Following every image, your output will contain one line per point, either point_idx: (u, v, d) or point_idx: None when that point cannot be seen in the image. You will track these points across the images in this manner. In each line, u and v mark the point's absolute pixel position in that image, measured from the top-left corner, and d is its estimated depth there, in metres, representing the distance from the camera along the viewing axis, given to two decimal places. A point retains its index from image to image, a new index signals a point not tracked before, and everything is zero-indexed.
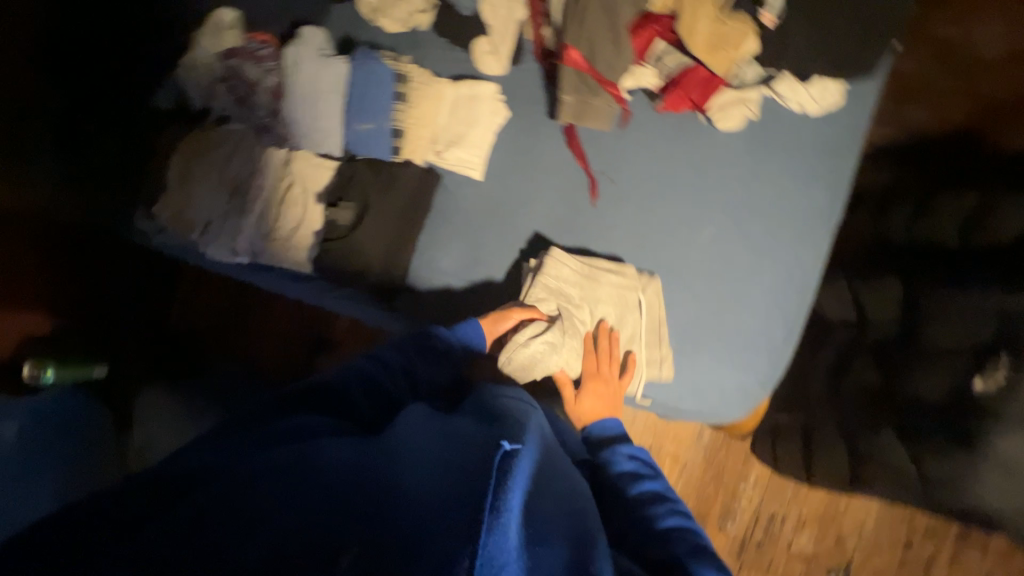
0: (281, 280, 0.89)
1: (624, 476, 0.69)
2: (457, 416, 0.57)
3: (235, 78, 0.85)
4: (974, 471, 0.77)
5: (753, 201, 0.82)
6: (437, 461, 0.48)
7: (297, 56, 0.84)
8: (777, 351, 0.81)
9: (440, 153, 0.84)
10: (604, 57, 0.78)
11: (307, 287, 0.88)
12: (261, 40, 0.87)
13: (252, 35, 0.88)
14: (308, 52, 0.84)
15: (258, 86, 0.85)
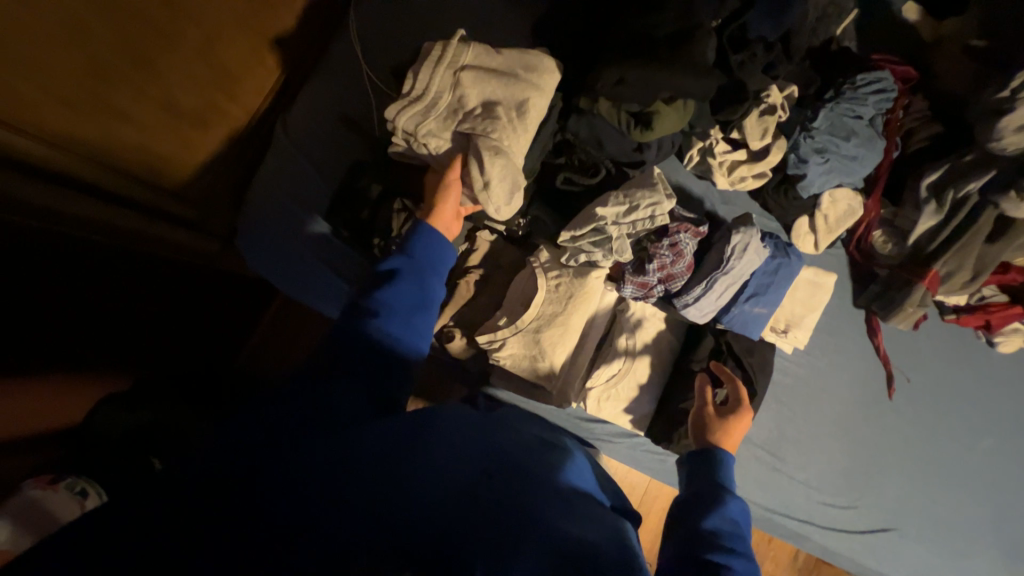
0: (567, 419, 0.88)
1: (724, 525, 0.52)
2: (501, 438, 0.58)
3: (671, 250, 0.73)
4: None
5: (1007, 418, 0.93)
6: (460, 470, 0.49)
7: (736, 247, 0.73)
8: (1009, 552, 0.89)
9: (779, 332, 0.86)
10: (954, 284, 0.84)
11: (598, 430, 0.88)
12: (686, 228, 0.74)
13: (678, 222, 0.74)
14: (745, 246, 0.73)
15: (685, 258, 0.74)
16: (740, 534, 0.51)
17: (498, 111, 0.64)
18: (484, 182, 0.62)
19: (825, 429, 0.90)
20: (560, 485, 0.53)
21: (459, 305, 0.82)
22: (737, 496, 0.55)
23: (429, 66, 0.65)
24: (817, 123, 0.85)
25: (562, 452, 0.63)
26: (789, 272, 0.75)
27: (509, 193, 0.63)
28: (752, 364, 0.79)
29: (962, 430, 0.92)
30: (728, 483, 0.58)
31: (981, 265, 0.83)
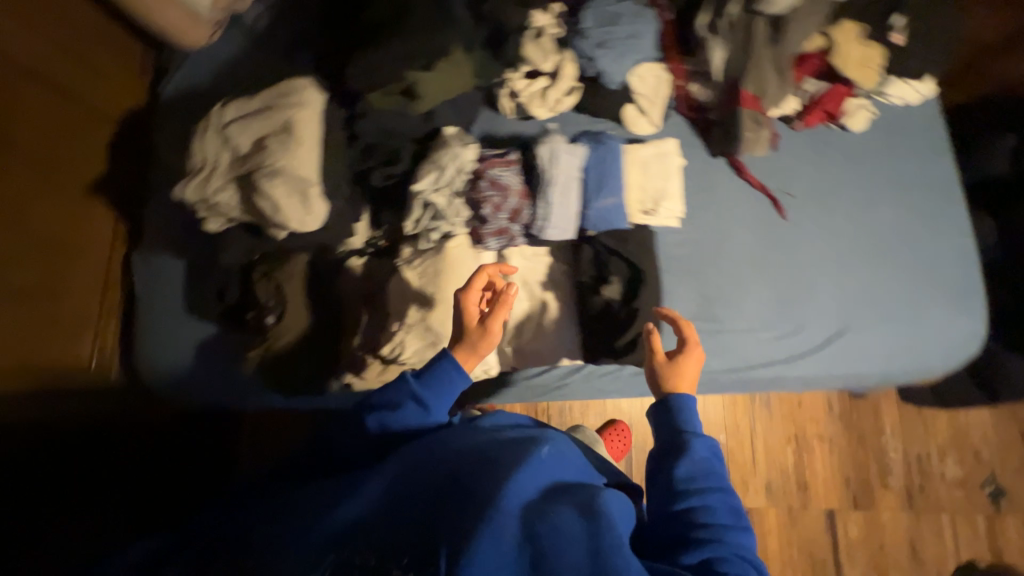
0: (515, 388, 0.85)
1: (693, 469, 0.60)
2: (472, 455, 0.53)
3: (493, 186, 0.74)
4: None
5: (892, 181, 0.97)
6: (418, 494, 0.49)
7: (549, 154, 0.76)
8: (955, 293, 0.92)
9: (651, 211, 0.88)
10: (773, 92, 0.88)
11: (549, 384, 0.85)
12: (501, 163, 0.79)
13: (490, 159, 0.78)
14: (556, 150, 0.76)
15: (514, 190, 0.75)
16: (708, 481, 0.60)
17: (266, 142, 0.68)
18: (274, 204, 0.66)
19: (744, 274, 0.92)
20: (545, 495, 0.49)
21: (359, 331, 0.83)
22: (698, 435, 0.62)
23: (198, 138, 0.70)
24: (586, 23, 0.91)
25: (539, 440, 0.58)
26: (611, 150, 0.78)
27: (302, 204, 0.67)
28: (633, 248, 0.81)
29: (861, 214, 0.95)
30: (689, 425, 0.64)
31: (779, 66, 0.87)
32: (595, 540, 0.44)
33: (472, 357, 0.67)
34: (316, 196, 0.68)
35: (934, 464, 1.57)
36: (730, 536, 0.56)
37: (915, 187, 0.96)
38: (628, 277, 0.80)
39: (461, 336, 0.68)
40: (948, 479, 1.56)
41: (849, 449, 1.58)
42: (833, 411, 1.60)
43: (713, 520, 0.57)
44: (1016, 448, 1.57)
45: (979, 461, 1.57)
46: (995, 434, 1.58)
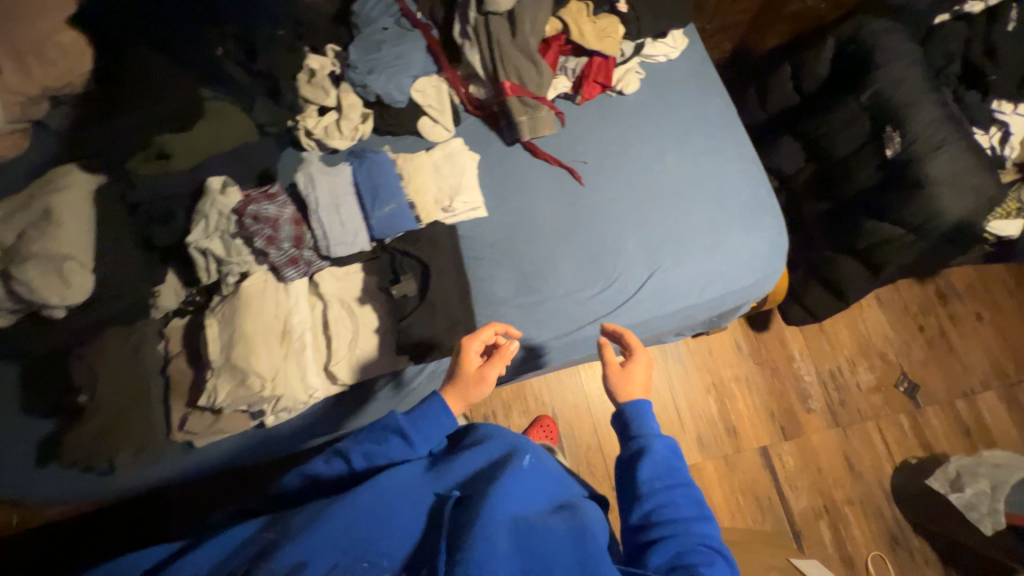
0: (358, 400, 0.88)
1: (657, 469, 0.66)
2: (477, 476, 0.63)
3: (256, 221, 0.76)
4: (932, 198, 0.93)
5: (674, 129, 1.04)
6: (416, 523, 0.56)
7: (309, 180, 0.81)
8: (752, 212, 0.98)
9: (449, 206, 0.94)
10: (531, 77, 0.95)
11: (387, 390, 0.88)
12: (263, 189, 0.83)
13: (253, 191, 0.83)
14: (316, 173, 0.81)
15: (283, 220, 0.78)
16: (665, 488, 0.65)
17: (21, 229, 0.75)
18: (31, 288, 0.74)
19: (556, 243, 0.98)
20: (528, 509, 0.59)
21: (188, 385, 0.83)
22: (659, 437, 0.69)
23: None
24: (352, 55, 0.97)
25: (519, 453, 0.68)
26: (372, 162, 0.85)
27: (60, 284, 0.75)
28: (425, 246, 0.87)
29: (651, 164, 1.02)
30: (643, 429, 0.70)
31: (528, 52, 0.94)
32: (578, 548, 0.55)
33: (460, 400, 0.75)
34: (74, 273, 0.76)
35: (848, 376, 1.62)
36: (697, 520, 0.62)
37: (692, 127, 1.04)
38: (421, 276, 0.84)
39: (455, 376, 0.77)
40: (863, 388, 1.61)
41: (765, 384, 1.62)
42: (743, 351, 1.64)
43: (670, 518, 0.63)
44: (915, 341, 1.64)
45: (887, 362, 1.63)
46: (894, 335, 1.65)
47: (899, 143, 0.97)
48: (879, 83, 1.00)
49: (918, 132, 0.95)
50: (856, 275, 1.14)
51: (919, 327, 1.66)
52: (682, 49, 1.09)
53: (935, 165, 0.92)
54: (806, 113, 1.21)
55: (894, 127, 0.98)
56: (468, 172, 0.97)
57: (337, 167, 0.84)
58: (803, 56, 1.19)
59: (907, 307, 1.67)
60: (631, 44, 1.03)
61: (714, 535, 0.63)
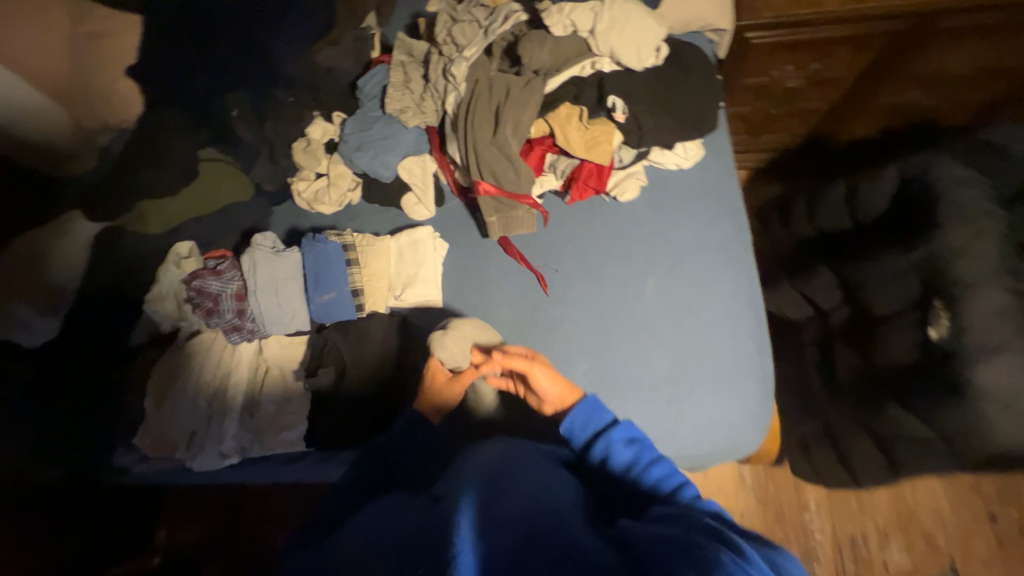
0: (277, 466, 0.91)
1: (627, 452, 0.69)
2: (484, 465, 0.63)
3: (198, 295, 0.82)
4: (973, 412, 0.72)
5: (670, 248, 0.93)
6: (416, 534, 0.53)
7: (253, 261, 0.83)
8: (740, 365, 0.84)
9: (398, 295, 0.92)
10: (508, 180, 0.90)
11: (305, 463, 0.90)
12: (223, 256, 0.87)
13: (214, 255, 0.87)
14: (262, 255, 0.83)
15: (222, 296, 0.82)
16: (639, 460, 0.67)
17: (45, 261, 0.83)
18: (27, 330, 0.81)
19: (506, 352, 0.92)
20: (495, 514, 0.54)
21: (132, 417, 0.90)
22: (613, 425, 0.71)
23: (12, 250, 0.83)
24: (346, 129, 1.00)
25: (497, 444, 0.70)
26: (317, 250, 0.85)
27: (46, 330, 0.83)
28: (356, 339, 0.87)
29: (631, 282, 0.92)
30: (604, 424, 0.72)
31: (506, 152, 0.89)
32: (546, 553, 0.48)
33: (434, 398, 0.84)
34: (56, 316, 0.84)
35: (874, 549, 1.33)
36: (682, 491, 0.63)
37: (687, 251, 0.92)
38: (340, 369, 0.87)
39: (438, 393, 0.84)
40: (891, 569, 1.31)
41: (766, 530, 1.37)
42: (745, 483, 1.41)
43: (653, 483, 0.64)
44: (979, 534, 1.30)
45: (933, 548, 1.31)
46: (955, 515, 1.32)
47: (946, 327, 0.76)
48: (936, 244, 0.80)
49: (972, 320, 0.73)
50: (872, 459, 0.93)
51: (992, 514, 1.31)
52: (697, 160, 0.96)
53: (982, 375, 0.72)
54: (851, 245, 1.02)
55: (945, 304, 0.77)
56: (434, 258, 0.95)
57: (287, 250, 0.85)
58: (857, 179, 1.01)
59: (979, 482, 1.33)
60: (632, 151, 0.93)
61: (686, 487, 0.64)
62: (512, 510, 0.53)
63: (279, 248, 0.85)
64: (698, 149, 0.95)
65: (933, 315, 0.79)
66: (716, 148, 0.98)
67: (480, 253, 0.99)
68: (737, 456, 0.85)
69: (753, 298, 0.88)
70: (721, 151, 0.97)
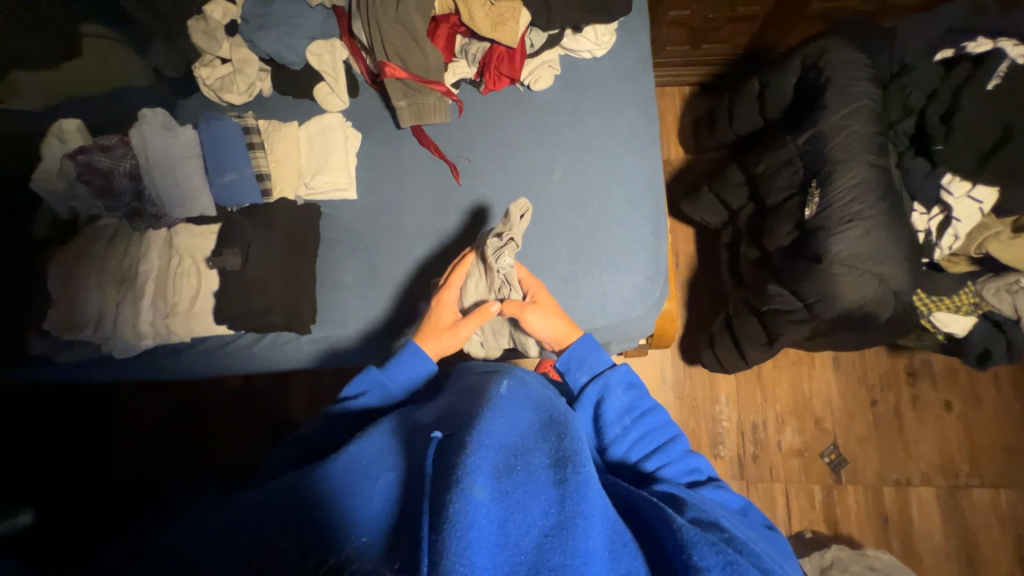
0: (197, 355, 0.93)
1: (631, 395, 0.71)
2: (476, 396, 0.57)
3: (88, 171, 0.81)
4: (831, 278, 0.79)
5: (578, 137, 0.94)
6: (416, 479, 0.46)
7: (142, 137, 0.81)
8: (637, 246, 0.90)
9: (309, 183, 0.92)
10: (415, 60, 0.89)
11: (226, 351, 0.92)
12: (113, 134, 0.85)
13: (102, 134, 0.85)
14: (152, 130, 0.82)
15: (115, 174, 0.82)
16: (634, 419, 0.70)
17: None
18: None
19: (418, 241, 0.95)
20: (506, 448, 0.48)
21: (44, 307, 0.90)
22: (619, 367, 0.72)
23: None
24: (245, 8, 0.94)
25: (504, 382, 0.60)
26: (215, 128, 0.84)
27: None
28: (262, 222, 0.88)
29: (541, 172, 0.94)
30: (610, 365, 0.73)
31: (411, 31, 0.88)
32: (562, 504, 0.43)
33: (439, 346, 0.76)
34: None
35: (772, 432, 1.50)
36: (673, 445, 0.69)
37: (595, 141, 0.94)
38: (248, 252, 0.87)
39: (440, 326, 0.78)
40: (784, 448, 1.49)
41: (681, 421, 1.52)
42: (666, 381, 1.53)
43: (645, 451, 0.68)
44: (861, 415, 1.48)
45: (821, 429, 1.49)
46: (843, 402, 1.50)
47: (817, 204, 0.82)
48: (819, 127, 0.84)
49: (836, 196, 0.80)
50: (756, 338, 1.03)
51: (874, 401, 1.49)
52: (610, 48, 0.96)
53: (841, 242, 0.78)
54: (759, 143, 1.06)
55: (819, 183, 0.83)
56: (346, 147, 0.94)
57: (181, 127, 0.84)
58: (767, 75, 1.03)
59: (866, 375, 1.50)
60: (542, 35, 0.93)
61: (676, 439, 0.70)
62: (516, 453, 0.47)
63: (173, 125, 0.84)
64: (612, 35, 0.94)
65: (809, 195, 0.85)
66: (632, 37, 0.97)
67: (395, 145, 0.98)
68: (635, 332, 0.93)
69: (653, 186, 0.93)
70: (635, 41, 0.97)
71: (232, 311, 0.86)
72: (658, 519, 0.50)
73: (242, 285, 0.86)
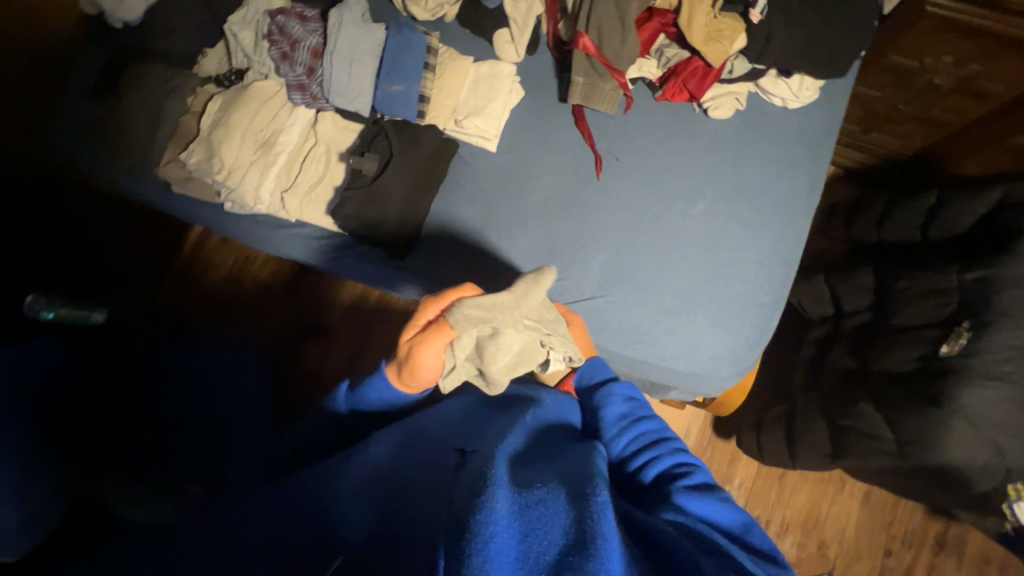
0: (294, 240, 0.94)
1: (630, 408, 0.70)
2: (498, 423, 0.60)
3: (280, 34, 0.85)
4: (944, 427, 0.74)
5: (734, 180, 0.90)
6: (435, 499, 0.48)
7: (340, 19, 0.84)
8: (748, 310, 0.86)
9: (460, 122, 0.91)
10: (611, 45, 0.87)
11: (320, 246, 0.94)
12: (311, 7, 0.89)
13: (301, 3, 0.89)
14: (351, 17, 0.84)
15: (300, 44, 0.85)
16: (634, 422, 0.68)
17: None
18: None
19: (534, 215, 0.92)
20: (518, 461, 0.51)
21: (185, 140, 0.93)
22: (620, 383, 0.73)
23: None
24: None
25: (520, 410, 0.64)
26: (405, 38, 0.86)
27: None
28: (406, 140, 0.88)
29: (684, 199, 0.90)
30: (609, 380, 0.74)
31: (622, 15, 0.86)
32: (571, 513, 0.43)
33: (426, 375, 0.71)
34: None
35: (770, 535, 1.44)
36: (680, 456, 0.64)
37: (751, 190, 0.89)
38: (384, 164, 0.88)
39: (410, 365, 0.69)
40: None
41: None
42: (688, 442, 1.48)
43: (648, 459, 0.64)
44: (868, 559, 1.41)
45: (821, 555, 1.42)
46: (855, 539, 1.42)
47: (959, 347, 0.77)
48: (997, 270, 0.77)
49: (987, 347, 0.74)
50: (817, 445, 0.97)
51: (888, 552, 1.41)
52: (805, 104, 0.90)
53: (968, 396, 0.73)
54: (903, 258, 0.99)
55: (971, 327, 0.77)
56: (506, 100, 0.93)
57: (376, 25, 0.86)
58: (950, 194, 0.94)
59: (891, 524, 1.41)
60: (746, 66, 0.88)
61: (685, 455, 0.65)
62: (530, 470, 0.49)
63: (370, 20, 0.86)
64: (814, 92, 0.88)
65: (952, 334, 0.79)
66: (829, 103, 0.91)
67: (550, 115, 0.95)
68: (708, 390, 0.90)
69: (788, 258, 0.88)
70: (832, 106, 0.91)
71: (348, 212, 0.87)
72: (671, 551, 0.45)
73: (365, 191, 0.87)
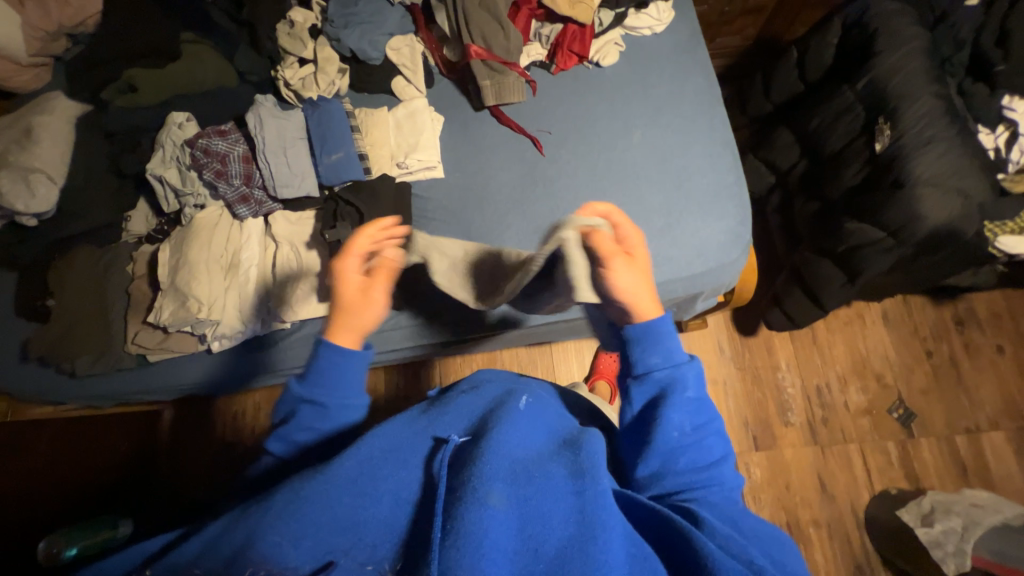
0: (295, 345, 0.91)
1: (695, 411, 0.56)
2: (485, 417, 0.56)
3: (205, 155, 0.85)
4: (917, 200, 0.85)
5: (651, 104, 1.01)
6: (422, 492, 0.47)
7: (259, 119, 0.88)
8: (721, 195, 0.95)
9: (403, 162, 0.95)
10: (498, 43, 0.97)
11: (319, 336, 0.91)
12: (222, 124, 0.91)
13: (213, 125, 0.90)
14: (268, 114, 0.88)
15: (230, 157, 0.87)
16: (697, 431, 0.55)
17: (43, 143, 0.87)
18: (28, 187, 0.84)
19: (506, 210, 0.97)
20: (525, 458, 0.49)
21: (144, 304, 0.89)
22: (699, 376, 0.57)
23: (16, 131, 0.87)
24: (330, 9, 1.00)
25: (516, 392, 0.59)
26: (324, 111, 0.91)
27: (26, 189, 0.84)
28: (365, 198, 0.90)
29: (621, 136, 0.99)
30: (675, 367, 0.57)
31: (495, 16, 0.97)
32: (577, 508, 0.45)
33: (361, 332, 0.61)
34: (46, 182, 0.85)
35: (837, 394, 1.50)
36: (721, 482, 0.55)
37: (668, 104, 1.00)
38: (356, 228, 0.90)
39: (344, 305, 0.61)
40: (851, 408, 1.49)
41: (746, 393, 1.51)
42: (725, 354, 1.53)
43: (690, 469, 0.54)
44: (919, 368, 1.51)
45: (883, 386, 1.50)
46: (899, 358, 1.52)
47: (887, 137, 0.90)
48: (876, 71, 0.92)
49: (906, 126, 0.87)
50: (833, 280, 1.05)
51: (930, 354, 1.52)
52: (668, 25, 1.05)
53: (919, 167, 0.85)
54: (803, 106, 1.15)
55: (886, 120, 0.91)
56: (433, 128, 0.99)
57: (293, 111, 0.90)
58: (805, 42, 1.12)
59: (917, 329, 1.54)
60: (610, 14, 1.02)
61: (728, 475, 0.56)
62: (532, 468, 0.48)
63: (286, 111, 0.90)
64: (670, 12, 1.03)
65: (876, 132, 0.92)
66: (684, 17, 1.07)
67: (475, 125, 1.02)
68: (727, 278, 0.96)
69: (725, 141, 0.99)
70: (688, 18, 1.06)
71: None
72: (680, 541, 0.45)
73: None
